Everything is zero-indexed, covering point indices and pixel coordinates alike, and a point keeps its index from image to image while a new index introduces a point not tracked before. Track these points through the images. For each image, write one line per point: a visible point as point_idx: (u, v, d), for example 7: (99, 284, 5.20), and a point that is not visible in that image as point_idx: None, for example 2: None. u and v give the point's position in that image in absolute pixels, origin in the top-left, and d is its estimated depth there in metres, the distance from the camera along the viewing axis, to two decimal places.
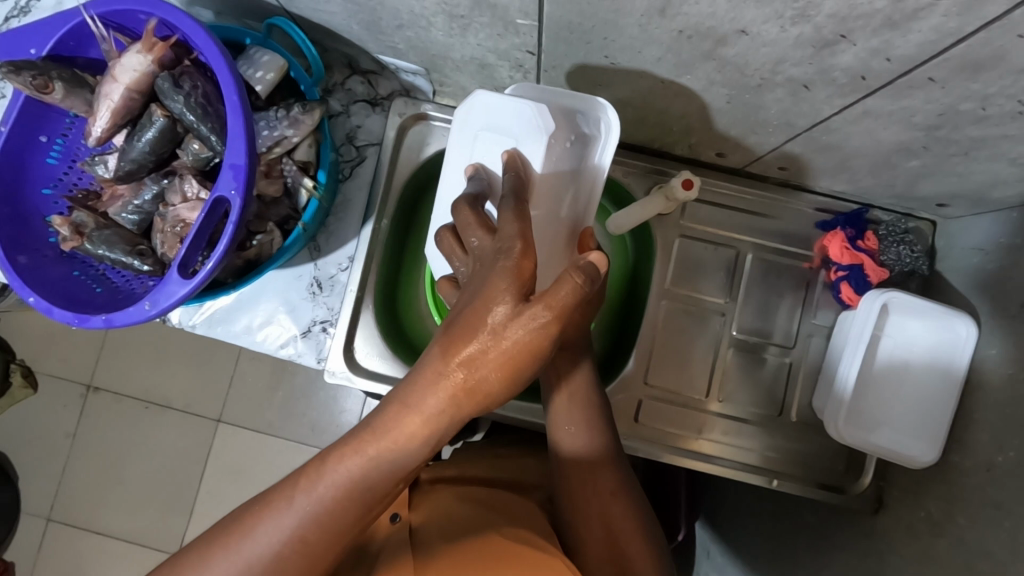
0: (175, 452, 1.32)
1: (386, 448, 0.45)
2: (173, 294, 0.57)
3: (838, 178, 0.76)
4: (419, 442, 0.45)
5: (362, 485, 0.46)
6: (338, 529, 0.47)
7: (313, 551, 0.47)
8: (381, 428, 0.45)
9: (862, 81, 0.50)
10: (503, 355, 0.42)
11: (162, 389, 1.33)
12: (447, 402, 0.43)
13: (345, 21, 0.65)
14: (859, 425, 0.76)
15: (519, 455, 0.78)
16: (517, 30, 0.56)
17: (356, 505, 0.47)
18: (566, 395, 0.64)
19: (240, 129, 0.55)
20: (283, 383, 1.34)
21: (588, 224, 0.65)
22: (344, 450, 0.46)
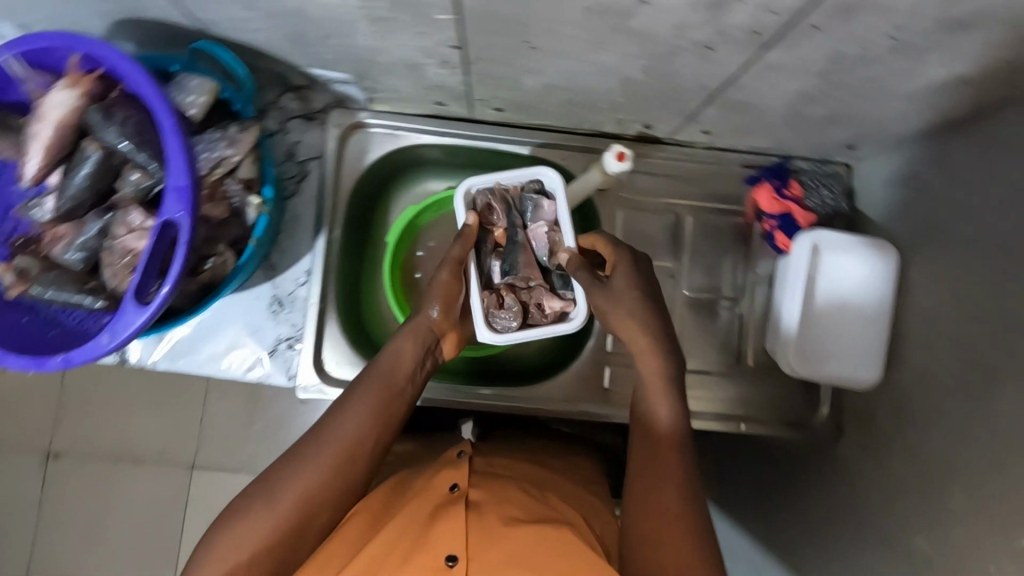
0: (153, 503, 1.28)
1: (389, 373, 0.69)
2: (132, 324, 0.57)
3: (757, 135, 0.81)
4: (404, 372, 0.69)
5: (366, 423, 0.65)
6: (371, 432, 0.65)
7: (356, 452, 0.64)
8: (385, 356, 0.70)
9: (757, 36, 0.54)
10: (444, 281, 0.72)
11: (129, 443, 1.29)
12: (424, 321, 0.72)
13: (270, 38, 0.66)
14: (809, 359, 0.81)
15: (577, 468, 0.87)
16: (438, 25, 0.58)
17: (384, 408, 0.67)
18: (656, 410, 0.67)
19: (179, 152, 0.56)
20: (256, 417, 1.31)
21: (456, 251, 0.71)
22: (343, 404, 0.66)
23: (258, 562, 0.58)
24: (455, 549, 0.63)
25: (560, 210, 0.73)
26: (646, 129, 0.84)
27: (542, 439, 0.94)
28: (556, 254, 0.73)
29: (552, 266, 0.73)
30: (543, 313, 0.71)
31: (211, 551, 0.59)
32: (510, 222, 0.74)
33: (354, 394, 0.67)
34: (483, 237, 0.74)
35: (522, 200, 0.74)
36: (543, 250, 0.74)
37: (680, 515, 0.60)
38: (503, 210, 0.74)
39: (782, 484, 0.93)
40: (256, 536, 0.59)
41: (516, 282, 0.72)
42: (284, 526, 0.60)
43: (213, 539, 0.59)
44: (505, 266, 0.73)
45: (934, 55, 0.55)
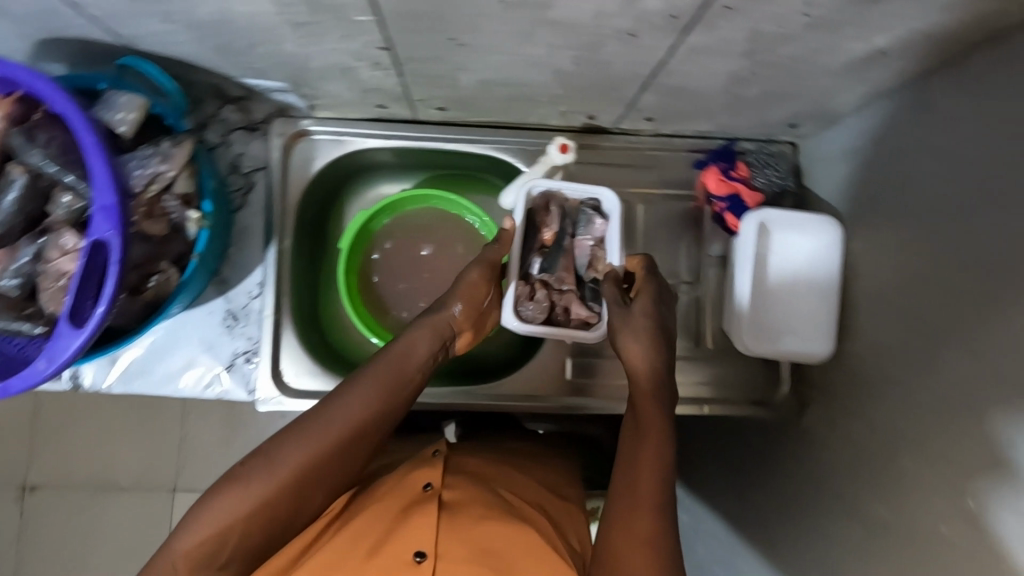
0: (136, 530, 1.26)
1: (402, 361, 0.67)
2: (66, 348, 0.56)
3: (700, 119, 0.82)
4: (416, 362, 0.68)
5: (372, 411, 0.63)
6: (374, 418, 0.64)
7: (354, 437, 0.62)
8: (399, 345, 0.69)
9: (675, 20, 0.55)
10: (473, 281, 0.74)
11: (107, 472, 1.27)
12: (446, 316, 0.72)
13: (198, 51, 0.65)
14: (765, 337, 0.82)
15: (547, 461, 0.88)
16: (361, 27, 0.58)
17: (390, 396, 0.65)
18: (641, 438, 0.66)
19: (104, 170, 0.56)
20: (232, 436, 1.29)
21: (495, 251, 0.76)
22: (349, 384, 0.64)
23: (242, 537, 0.58)
24: (424, 546, 0.64)
25: (609, 230, 0.78)
26: (590, 120, 0.84)
27: (510, 435, 0.95)
28: (595, 268, 0.79)
29: (586, 278, 0.79)
30: (567, 317, 0.77)
31: (196, 519, 0.57)
32: (562, 228, 0.79)
33: (367, 378, 0.65)
34: (532, 235, 0.79)
35: (579, 214, 0.79)
36: (583, 261, 0.79)
37: (650, 539, 0.59)
38: (559, 214, 0.79)
39: (756, 464, 0.93)
40: (243, 512, 0.58)
41: (550, 281, 0.78)
42: (275, 504, 0.58)
43: (198, 508, 0.58)
44: (544, 265, 0.79)
45: (851, 29, 0.56)
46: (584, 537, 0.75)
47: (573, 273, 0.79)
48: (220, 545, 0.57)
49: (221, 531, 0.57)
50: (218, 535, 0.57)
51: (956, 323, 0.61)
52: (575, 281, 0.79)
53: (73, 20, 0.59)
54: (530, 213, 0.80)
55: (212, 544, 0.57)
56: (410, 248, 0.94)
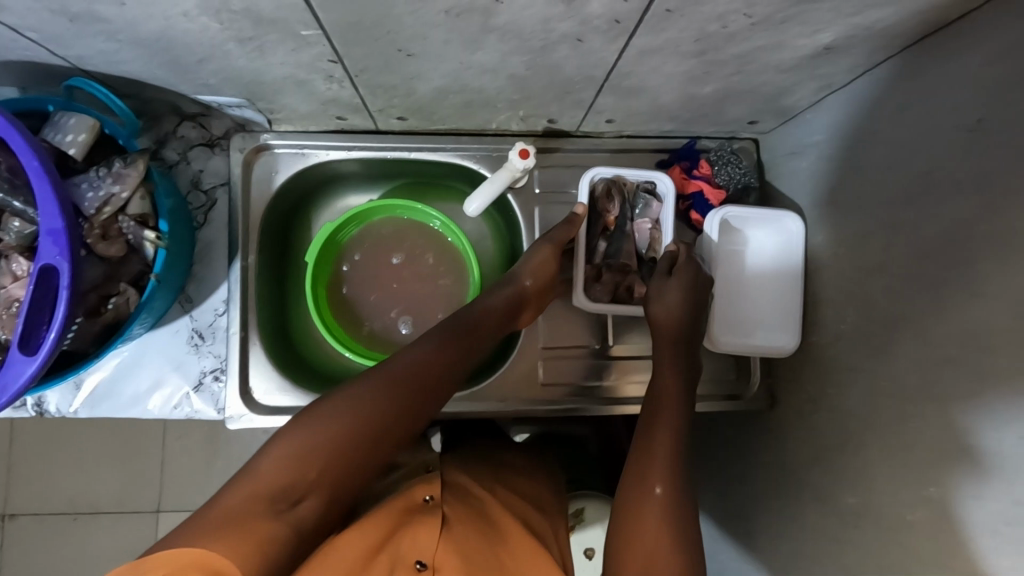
0: (118, 555, 1.24)
1: (476, 322, 0.75)
2: (18, 376, 0.55)
3: (660, 119, 0.82)
4: (487, 324, 0.76)
5: (449, 359, 0.69)
6: (452, 365, 0.69)
7: (434, 380, 0.67)
8: (474, 309, 0.76)
9: (619, 23, 0.55)
10: (548, 253, 0.80)
11: (87, 497, 1.25)
12: (520, 284, 0.79)
13: (147, 69, 0.65)
14: (734, 332, 0.83)
15: (526, 471, 0.87)
16: (307, 41, 0.58)
17: (465, 348, 0.72)
18: (667, 410, 0.71)
19: (50, 193, 0.54)
20: (213, 455, 1.28)
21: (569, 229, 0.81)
22: (430, 335, 0.71)
23: (326, 464, 0.57)
24: (424, 555, 0.62)
25: (667, 213, 0.84)
26: (551, 124, 0.84)
27: (491, 434, 0.94)
28: (653, 249, 0.86)
29: (646, 257, 0.86)
30: (631, 296, 0.85)
31: (281, 442, 0.57)
32: (623, 213, 0.85)
33: (444, 332, 0.72)
34: (595, 220, 0.85)
35: (637, 198, 0.85)
36: (643, 243, 0.86)
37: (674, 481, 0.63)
38: (619, 201, 0.85)
39: (734, 460, 0.93)
40: (332, 436, 0.58)
41: (615, 264, 0.85)
42: (363, 430, 0.60)
43: (286, 433, 0.58)
44: (609, 248, 0.86)
45: (792, 27, 0.57)
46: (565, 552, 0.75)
47: (635, 254, 0.86)
48: (303, 470, 0.56)
49: (309, 451, 0.57)
50: (305, 456, 0.57)
51: (913, 311, 0.62)
52: (635, 261, 0.86)
53: (15, 43, 0.58)
54: (592, 200, 0.85)
55: (299, 466, 0.56)
56: (380, 258, 0.94)
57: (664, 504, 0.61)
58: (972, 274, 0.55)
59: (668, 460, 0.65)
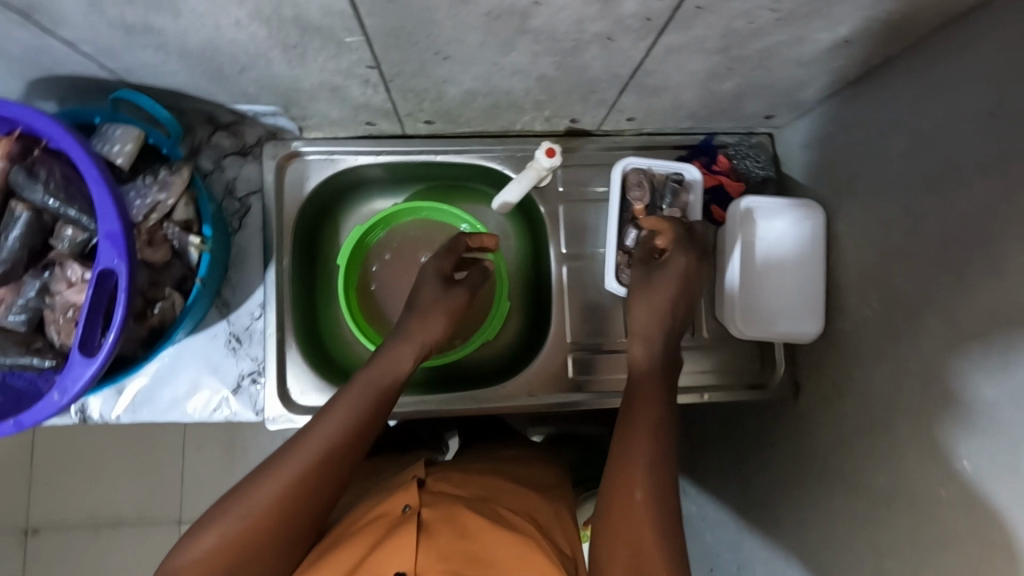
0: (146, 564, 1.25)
1: (389, 368, 0.76)
2: (77, 377, 0.57)
3: (679, 116, 0.85)
4: (399, 371, 0.76)
5: (355, 425, 0.69)
6: (368, 421, 0.70)
7: (351, 439, 0.68)
8: (386, 356, 0.76)
9: (651, 21, 0.57)
10: (460, 302, 0.85)
11: (114, 508, 1.26)
12: (433, 330, 0.82)
13: (189, 79, 0.66)
14: (759, 321, 0.84)
15: (527, 463, 0.89)
16: (350, 47, 0.59)
17: (376, 403, 0.72)
18: (644, 402, 0.69)
19: (107, 198, 0.57)
20: (239, 463, 1.29)
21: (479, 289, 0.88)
22: (336, 395, 0.71)
23: (243, 559, 0.59)
24: (404, 566, 0.60)
25: (695, 202, 0.85)
26: (572, 123, 0.86)
27: (495, 444, 0.96)
28: None
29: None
30: None
31: (199, 537, 0.59)
32: (655, 202, 0.84)
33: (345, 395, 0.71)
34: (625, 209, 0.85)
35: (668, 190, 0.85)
36: None
37: (650, 485, 0.61)
38: (650, 191, 0.84)
39: (759, 450, 0.94)
40: (245, 525, 0.60)
41: None
42: (273, 522, 0.61)
43: (193, 535, 0.60)
44: None
45: (815, 21, 0.59)
46: (573, 543, 0.75)
47: None
48: (227, 557, 0.58)
49: (228, 543, 0.59)
50: (224, 547, 0.59)
51: (937, 292, 0.63)
52: None
53: (68, 58, 0.61)
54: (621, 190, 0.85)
55: (211, 571, 0.57)
56: (408, 258, 0.96)
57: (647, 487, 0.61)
58: (996, 250, 0.57)
59: (648, 465, 0.62)
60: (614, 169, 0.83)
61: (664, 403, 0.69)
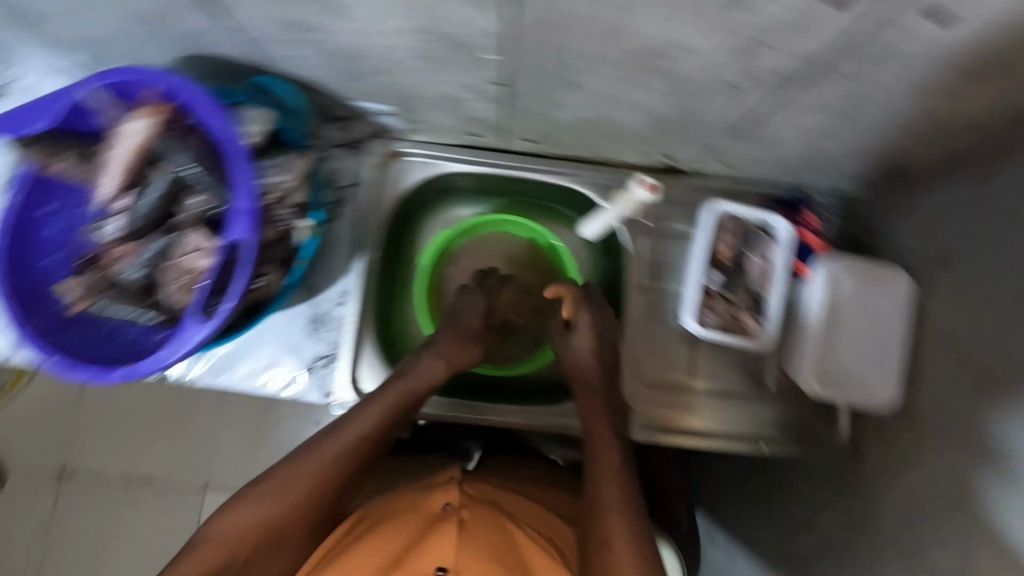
0: (154, 532, 1.16)
1: (417, 380, 0.79)
2: (190, 340, 0.60)
3: (773, 167, 0.86)
4: (425, 384, 0.79)
5: (373, 432, 0.73)
6: (389, 428, 0.75)
7: (372, 443, 0.73)
8: (414, 367, 0.80)
9: (783, 77, 0.59)
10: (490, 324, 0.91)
11: (142, 464, 1.18)
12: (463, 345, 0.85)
13: (323, 73, 0.70)
14: (834, 381, 0.83)
15: (551, 489, 0.86)
16: (487, 65, 0.62)
17: (401, 411, 0.76)
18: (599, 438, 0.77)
19: (247, 178, 0.61)
20: (266, 440, 1.19)
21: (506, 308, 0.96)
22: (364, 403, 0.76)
23: (266, 538, 0.66)
24: (446, 561, 0.58)
25: (784, 254, 0.83)
26: (667, 159, 0.88)
27: (513, 458, 0.95)
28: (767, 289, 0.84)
29: (758, 295, 0.84)
30: (739, 328, 0.84)
31: (229, 515, 0.66)
32: (738, 246, 0.85)
33: (370, 403, 0.76)
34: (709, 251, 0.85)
35: (758, 241, 0.85)
36: (758, 282, 0.84)
37: (618, 515, 0.67)
38: (737, 236, 0.85)
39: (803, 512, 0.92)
40: (271, 511, 0.66)
41: (729, 295, 0.84)
42: (296, 511, 0.67)
43: (224, 512, 0.67)
44: (724, 280, 0.85)
45: (944, 97, 0.60)
46: None
47: (747, 291, 0.85)
48: (251, 536, 0.65)
49: (255, 526, 0.66)
50: (249, 530, 0.65)
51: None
52: (748, 295, 0.85)
53: (228, 41, 0.65)
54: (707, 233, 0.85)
55: (236, 545, 0.65)
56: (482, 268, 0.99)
57: (626, 523, 0.66)
58: None
59: (619, 500, 0.68)
60: (705, 211, 0.84)
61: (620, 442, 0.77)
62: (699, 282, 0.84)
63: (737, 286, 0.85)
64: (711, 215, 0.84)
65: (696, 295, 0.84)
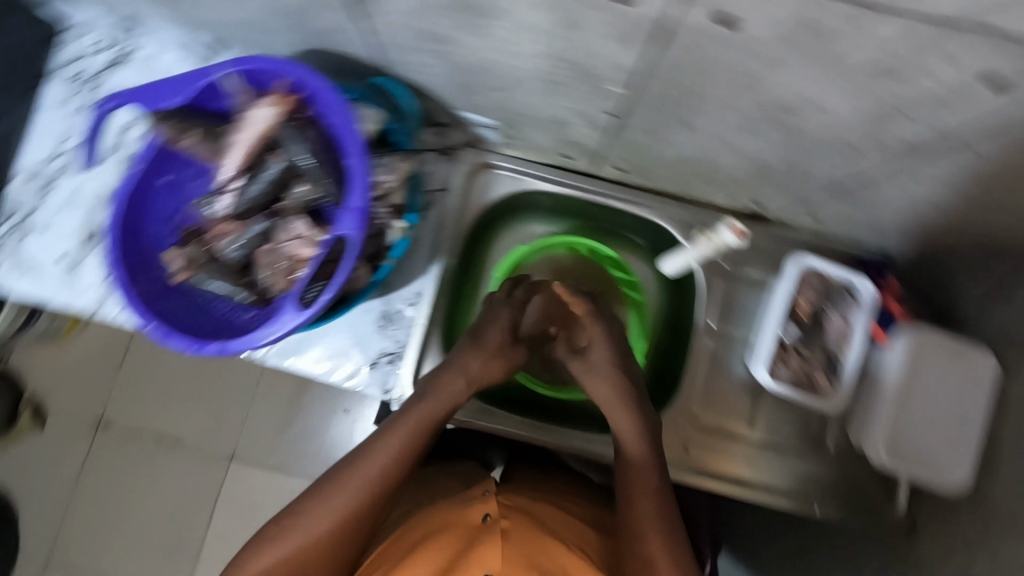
0: (182, 494, 1.19)
1: (446, 396, 0.75)
2: (287, 325, 0.62)
3: (864, 228, 0.85)
4: (452, 400, 0.76)
5: (398, 460, 0.69)
6: (419, 448, 0.71)
7: (403, 463, 0.69)
8: (440, 383, 0.77)
9: (908, 146, 0.58)
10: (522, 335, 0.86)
11: (175, 427, 1.20)
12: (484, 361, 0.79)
13: (440, 82, 0.72)
14: (903, 456, 0.79)
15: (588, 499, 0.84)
16: (608, 95, 0.63)
17: (431, 428, 0.73)
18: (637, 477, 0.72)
19: (361, 175, 0.62)
20: (296, 419, 1.20)
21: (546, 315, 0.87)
22: (392, 421, 0.72)
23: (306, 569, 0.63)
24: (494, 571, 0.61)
25: (863, 317, 0.83)
26: (756, 206, 0.88)
27: (546, 467, 0.90)
28: (842, 350, 0.83)
29: (833, 355, 0.83)
30: (811, 385, 0.83)
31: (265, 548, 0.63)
32: (819, 303, 0.84)
33: (393, 426, 0.71)
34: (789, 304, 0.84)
35: (839, 300, 0.84)
36: (835, 341, 0.83)
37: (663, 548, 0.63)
38: (819, 293, 0.84)
39: None
40: (309, 539, 0.63)
41: (804, 352, 0.84)
42: (334, 538, 0.64)
43: (259, 544, 0.63)
44: (801, 335, 0.84)
45: None
46: None
47: (824, 350, 0.83)
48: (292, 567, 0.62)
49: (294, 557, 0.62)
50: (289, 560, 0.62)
51: None
52: (823, 354, 0.83)
53: (360, 43, 0.68)
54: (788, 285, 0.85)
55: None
56: None
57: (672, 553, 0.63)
58: None
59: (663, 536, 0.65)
60: (791, 264, 0.83)
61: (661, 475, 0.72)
62: (775, 334, 0.83)
63: (812, 343, 0.84)
64: (795, 268, 0.83)
65: (772, 346, 0.83)
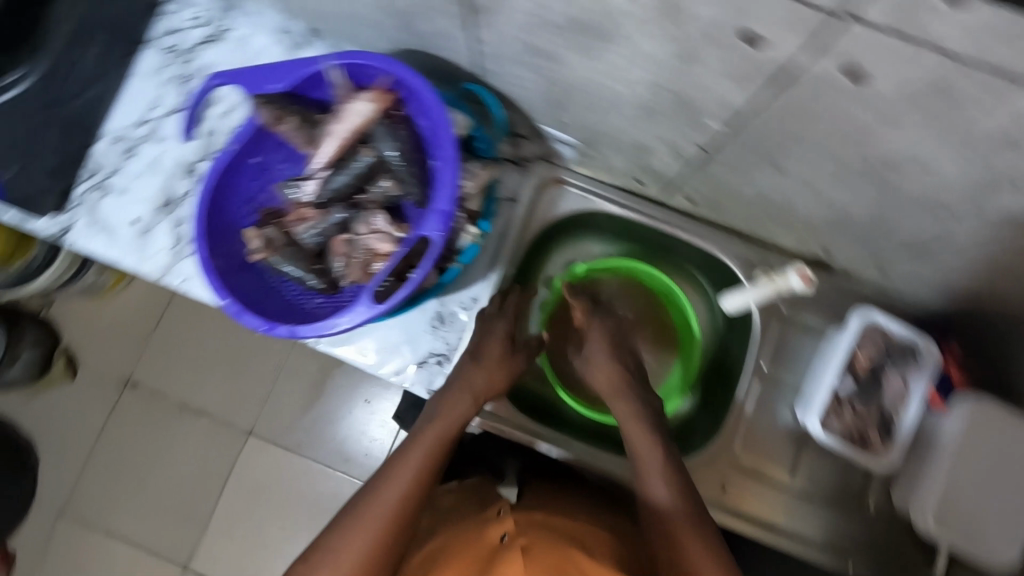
0: (200, 462, 1.20)
1: (452, 416, 0.74)
2: (360, 315, 0.62)
3: (932, 289, 0.84)
4: (459, 418, 0.74)
5: (414, 488, 0.68)
6: (432, 474, 0.70)
7: (418, 492, 0.68)
8: (446, 402, 0.75)
9: (1006, 216, 0.58)
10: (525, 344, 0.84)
11: (200, 395, 1.22)
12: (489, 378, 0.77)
13: (532, 96, 0.73)
14: (953, 527, 0.77)
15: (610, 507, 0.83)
16: (704, 128, 0.63)
17: (444, 453, 0.72)
18: (661, 520, 0.68)
19: (451, 179, 0.64)
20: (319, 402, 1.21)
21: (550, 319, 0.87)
22: (402, 449, 0.71)
23: None
24: None
25: (922, 379, 0.82)
26: (823, 253, 0.87)
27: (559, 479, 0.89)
28: (898, 412, 0.82)
29: (888, 415, 0.82)
30: (863, 443, 0.82)
31: None
32: (879, 360, 0.83)
33: (404, 455, 0.70)
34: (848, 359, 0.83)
35: (900, 359, 0.83)
36: (890, 401, 0.82)
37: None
38: (881, 349, 0.82)
39: None
40: None
41: (859, 409, 0.82)
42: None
43: None
44: (858, 391, 0.83)
45: None
46: None
47: (879, 409, 0.82)
48: None
49: None
50: None
51: None
52: (878, 414, 0.82)
53: (461, 51, 0.69)
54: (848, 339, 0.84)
55: None
56: None
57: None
58: None
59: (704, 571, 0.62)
60: (856, 317, 0.82)
61: (692, 502, 0.69)
62: (830, 386, 0.82)
63: (868, 401, 0.82)
64: (860, 321, 0.82)
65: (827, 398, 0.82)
